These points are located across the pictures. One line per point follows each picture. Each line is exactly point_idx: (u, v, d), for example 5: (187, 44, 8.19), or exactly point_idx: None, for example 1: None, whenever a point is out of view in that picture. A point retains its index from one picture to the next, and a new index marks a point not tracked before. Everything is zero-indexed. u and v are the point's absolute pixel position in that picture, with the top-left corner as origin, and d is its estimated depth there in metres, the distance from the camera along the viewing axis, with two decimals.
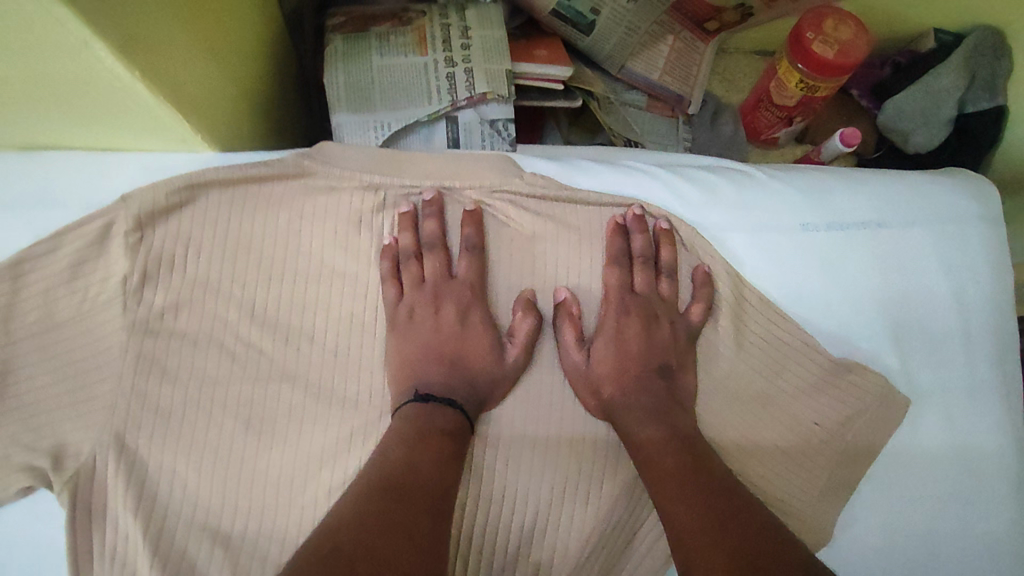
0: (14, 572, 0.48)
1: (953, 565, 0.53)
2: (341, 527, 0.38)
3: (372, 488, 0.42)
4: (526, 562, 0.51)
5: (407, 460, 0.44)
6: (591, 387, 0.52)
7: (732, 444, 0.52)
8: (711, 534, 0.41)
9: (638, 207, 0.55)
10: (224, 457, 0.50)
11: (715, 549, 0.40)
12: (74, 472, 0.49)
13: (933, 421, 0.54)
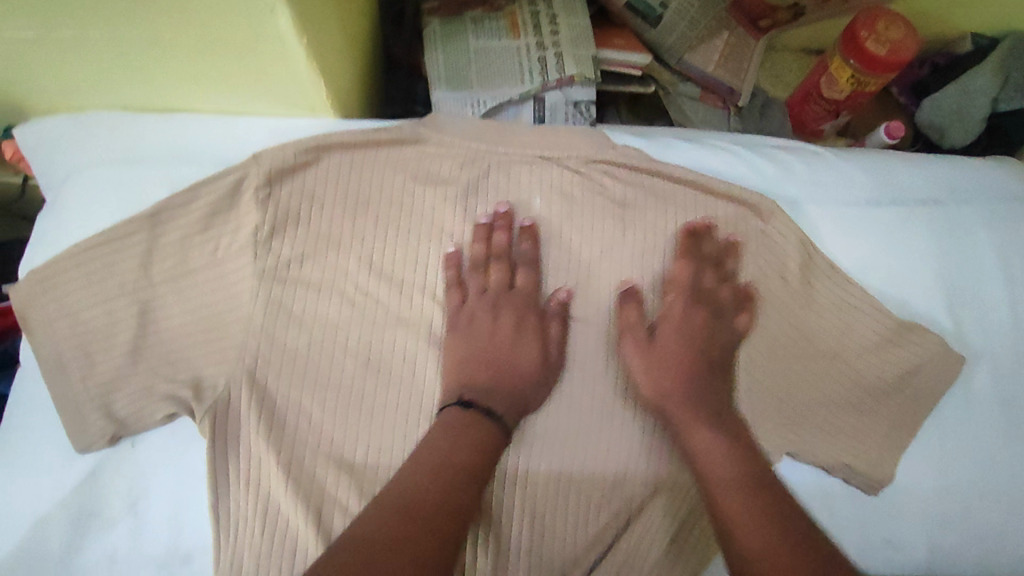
0: (156, 490, 0.53)
1: (1002, 501, 0.59)
2: (359, 532, 0.42)
3: (395, 496, 0.45)
4: (614, 494, 0.57)
5: (455, 462, 0.48)
6: (648, 385, 0.55)
7: (800, 392, 0.59)
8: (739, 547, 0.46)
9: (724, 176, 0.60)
10: (348, 392, 0.56)
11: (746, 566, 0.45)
12: (212, 402, 0.54)
13: (983, 375, 0.61)
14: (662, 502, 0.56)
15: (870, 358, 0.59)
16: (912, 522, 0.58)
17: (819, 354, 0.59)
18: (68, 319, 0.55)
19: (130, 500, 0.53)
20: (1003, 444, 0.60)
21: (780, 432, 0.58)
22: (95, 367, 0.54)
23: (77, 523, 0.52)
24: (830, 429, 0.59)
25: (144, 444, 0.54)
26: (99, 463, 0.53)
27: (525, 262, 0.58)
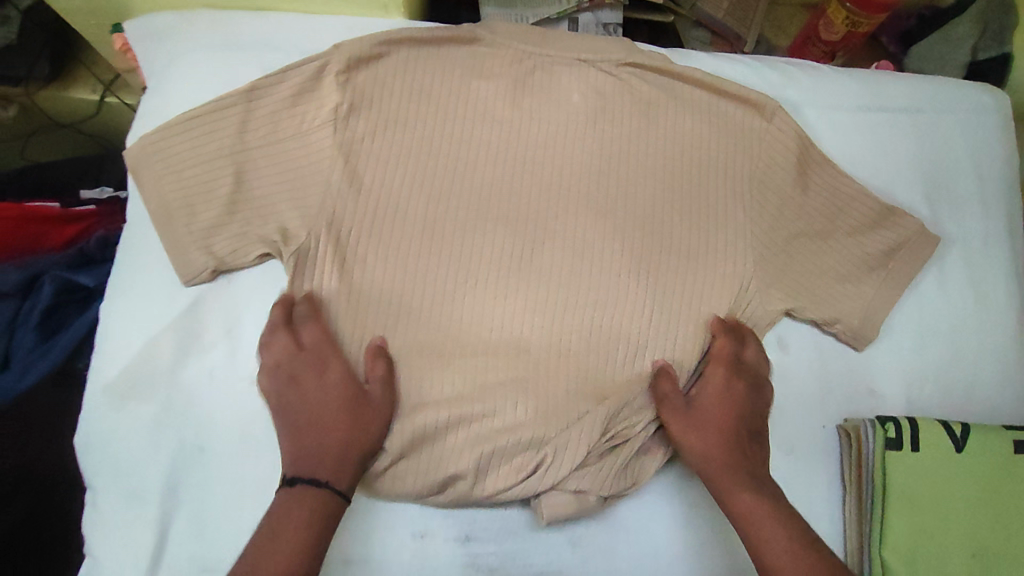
0: (248, 319, 0.64)
1: (970, 363, 0.69)
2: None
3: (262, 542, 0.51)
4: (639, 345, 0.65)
5: (287, 531, 0.51)
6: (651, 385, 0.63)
7: (800, 264, 0.68)
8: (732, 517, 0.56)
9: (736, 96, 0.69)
10: (409, 248, 0.64)
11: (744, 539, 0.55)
12: (295, 248, 0.63)
13: (955, 257, 0.71)
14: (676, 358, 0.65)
15: (858, 236, 0.69)
16: (892, 373, 0.69)
17: (815, 233, 0.69)
18: (174, 176, 0.64)
19: (226, 326, 0.63)
20: (970, 315, 0.70)
21: (780, 294, 0.67)
22: (196, 216, 0.63)
23: (181, 342, 0.62)
24: (825, 298, 0.67)
25: (238, 281, 0.64)
26: (200, 293, 0.63)
27: (474, 230, 0.65)
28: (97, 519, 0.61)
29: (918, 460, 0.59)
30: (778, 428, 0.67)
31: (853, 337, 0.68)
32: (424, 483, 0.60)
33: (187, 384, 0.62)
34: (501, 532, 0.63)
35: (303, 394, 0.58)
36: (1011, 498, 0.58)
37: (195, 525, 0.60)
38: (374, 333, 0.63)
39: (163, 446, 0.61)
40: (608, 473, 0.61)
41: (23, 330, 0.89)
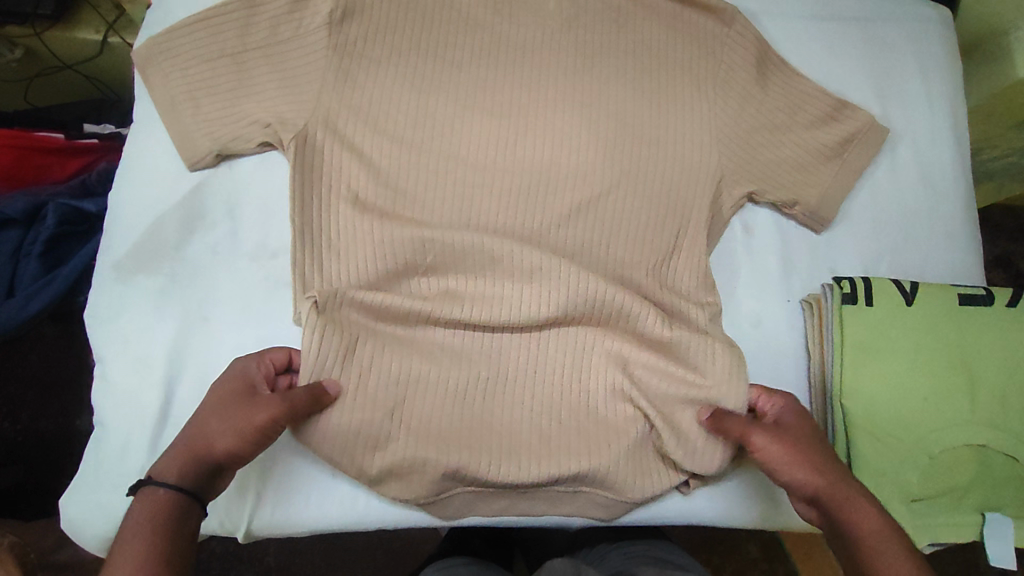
0: (254, 202, 0.68)
1: (921, 241, 0.76)
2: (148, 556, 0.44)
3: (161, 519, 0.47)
4: (614, 231, 0.70)
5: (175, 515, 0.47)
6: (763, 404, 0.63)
7: (766, 156, 0.73)
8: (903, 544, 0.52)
9: (697, 9, 0.77)
10: (402, 140, 0.70)
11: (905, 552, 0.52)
12: (292, 136, 0.67)
13: (905, 148, 0.78)
14: (647, 243, 0.71)
15: (813, 130, 0.75)
16: (850, 250, 0.75)
17: (775, 126, 0.74)
18: (180, 73, 0.68)
19: (229, 208, 0.68)
20: (920, 199, 0.77)
21: (745, 180, 0.73)
22: (201, 109, 0.68)
23: (187, 222, 0.67)
24: (785, 184, 0.73)
25: (239, 168, 0.69)
26: (205, 178, 0.68)
27: (459, 125, 0.71)
28: (104, 387, 0.62)
29: (873, 314, 0.64)
30: (747, 303, 0.72)
31: (812, 219, 0.74)
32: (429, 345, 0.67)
33: (191, 261, 0.66)
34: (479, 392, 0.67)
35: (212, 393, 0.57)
36: (953, 344, 0.64)
37: (197, 391, 0.62)
38: (370, 216, 0.67)
39: (167, 317, 0.64)
40: (593, 338, 0.69)
41: (27, 260, 0.93)
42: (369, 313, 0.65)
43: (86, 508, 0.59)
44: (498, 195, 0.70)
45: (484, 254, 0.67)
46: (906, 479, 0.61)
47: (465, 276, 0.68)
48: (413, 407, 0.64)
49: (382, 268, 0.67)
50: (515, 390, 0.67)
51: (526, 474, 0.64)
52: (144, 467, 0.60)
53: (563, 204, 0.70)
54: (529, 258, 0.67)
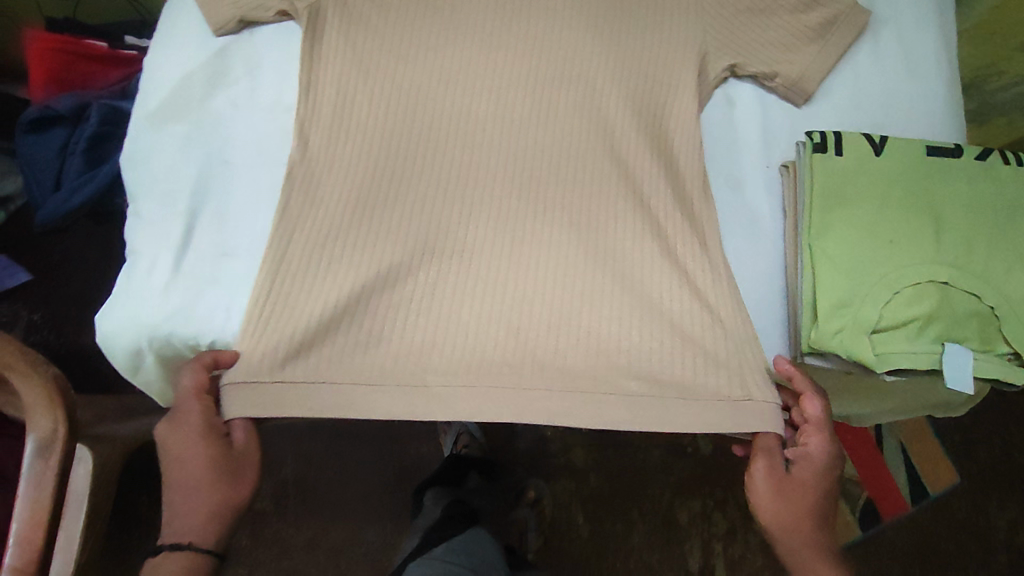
0: (271, 65, 0.74)
1: (899, 116, 0.79)
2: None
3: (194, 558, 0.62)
4: (603, 98, 0.73)
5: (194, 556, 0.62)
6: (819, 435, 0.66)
7: (752, 32, 0.76)
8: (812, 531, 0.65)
9: None
10: (403, 12, 0.74)
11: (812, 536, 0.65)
12: (306, 6, 0.73)
13: (888, 32, 0.82)
14: (635, 108, 0.73)
15: (797, 13, 0.77)
16: (830, 124, 0.78)
17: (759, 10, 0.77)
18: None
19: (249, 67, 0.74)
20: (902, 78, 0.80)
21: (730, 54, 0.76)
22: None
23: (210, 78, 0.73)
24: (768, 58, 0.77)
25: (259, 35, 0.75)
26: (228, 42, 0.74)
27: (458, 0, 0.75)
28: (138, 220, 0.70)
29: (842, 163, 0.68)
30: (727, 168, 0.76)
31: (792, 90, 0.77)
32: (407, 196, 0.70)
33: (215, 112, 0.72)
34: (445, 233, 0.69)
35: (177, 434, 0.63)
36: (918, 189, 0.67)
37: (217, 221, 0.69)
38: (369, 80, 0.72)
39: (190, 158, 0.70)
40: (580, 189, 0.71)
41: (72, 156, 1.03)
42: (345, 165, 0.70)
43: (119, 320, 0.67)
44: (492, 73, 0.74)
45: (413, 191, 0.70)
46: (866, 312, 0.64)
47: (396, 204, 0.70)
48: (373, 232, 0.68)
49: (314, 202, 0.69)
50: (435, 333, 0.66)
51: (488, 317, 0.65)
52: (169, 285, 0.67)
53: (554, 84, 0.74)
54: (461, 190, 0.71)
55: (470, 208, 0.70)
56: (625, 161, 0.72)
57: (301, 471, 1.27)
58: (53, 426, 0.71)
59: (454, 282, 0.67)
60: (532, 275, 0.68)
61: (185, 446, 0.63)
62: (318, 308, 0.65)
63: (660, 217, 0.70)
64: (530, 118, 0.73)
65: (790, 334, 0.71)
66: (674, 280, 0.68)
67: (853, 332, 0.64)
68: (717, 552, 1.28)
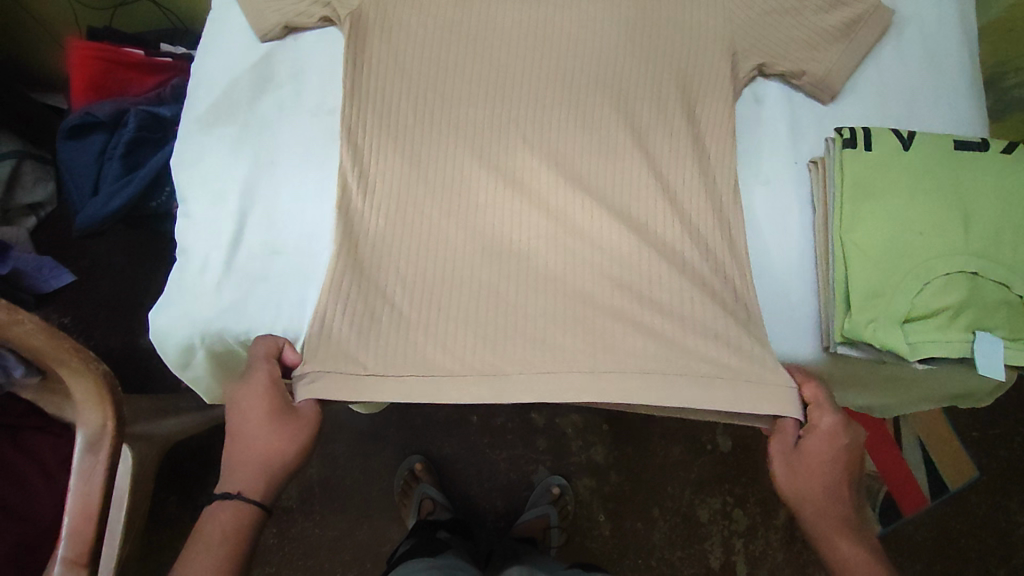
0: (314, 69, 0.77)
1: (922, 113, 0.81)
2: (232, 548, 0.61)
3: (239, 516, 0.62)
4: (635, 103, 0.76)
5: (236, 516, 0.62)
6: (819, 415, 0.66)
7: (782, 30, 0.78)
8: (828, 508, 0.65)
9: None
10: (441, 20, 0.77)
11: (826, 514, 0.65)
12: (348, 13, 0.75)
13: (912, 31, 0.83)
14: (669, 111, 0.76)
15: (821, 13, 0.79)
16: (855, 121, 0.80)
17: (786, 9, 0.78)
18: None
19: (294, 73, 0.77)
20: (925, 76, 0.82)
21: (757, 54, 0.79)
22: None
23: (257, 82, 0.76)
24: (795, 56, 0.78)
25: (303, 40, 0.78)
26: (273, 49, 0.77)
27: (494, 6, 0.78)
28: (189, 220, 0.72)
29: (872, 157, 0.70)
30: (755, 164, 0.78)
31: (819, 87, 0.79)
32: (454, 203, 0.73)
33: (261, 115, 0.75)
34: (499, 240, 0.72)
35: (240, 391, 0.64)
36: (947, 181, 0.68)
37: (265, 220, 0.71)
38: (410, 87, 0.75)
39: (239, 159, 0.73)
40: (618, 194, 0.74)
41: (111, 161, 1.06)
42: (400, 174, 0.73)
43: (172, 315, 0.69)
44: (523, 78, 0.76)
45: (468, 196, 0.73)
46: (898, 302, 0.65)
47: (451, 208, 0.72)
48: (429, 239, 0.71)
49: (378, 211, 0.72)
50: (502, 329, 0.69)
51: (547, 322, 0.69)
52: (221, 281, 0.69)
53: (586, 87, 0.76)
54: (507, 194, 0.73)
55: (521, 213, 0.73)
56: (656, 162, 0.75)
57: (327, 472, 1.28)
58: (101, 422, 0.72)
59: (510, 285, 0.70)
60: (587, 276, 0.71)
61: (247, 403, 0.64)
62: (395, 311, 0.70)
63: (689, 217, 0.73)
64: (564, 121, 0.76)
65: (821, 326, 0.73)
66: (708, 271, 0.71)
67: (885, 321, 0.65)
68: (738, 548, 1.30)
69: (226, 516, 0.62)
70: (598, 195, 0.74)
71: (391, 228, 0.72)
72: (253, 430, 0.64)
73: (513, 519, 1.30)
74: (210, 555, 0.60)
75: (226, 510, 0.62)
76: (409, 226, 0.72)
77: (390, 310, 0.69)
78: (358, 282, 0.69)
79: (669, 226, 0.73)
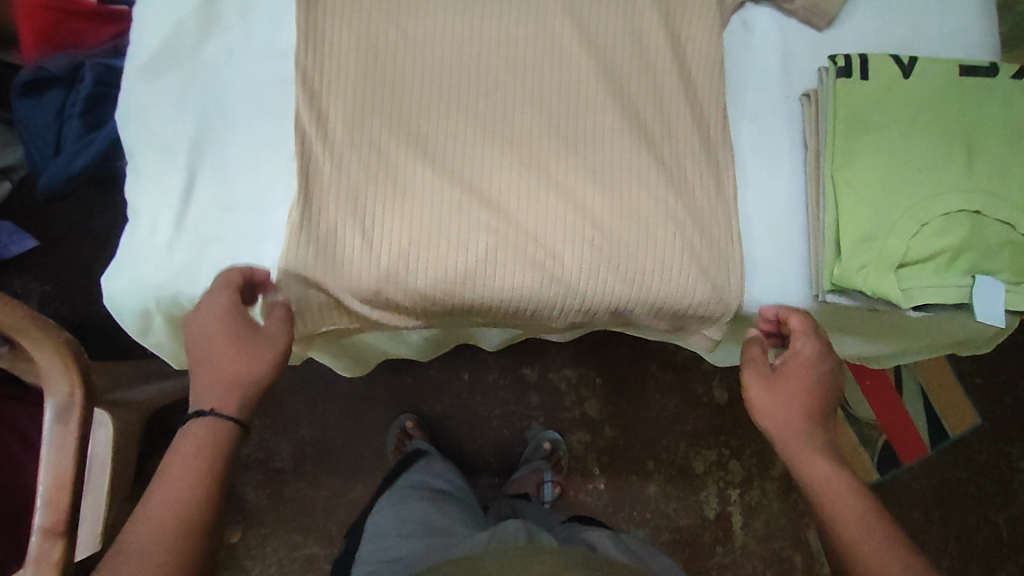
0: (264, 8, 0.71)
1: (929, 39, 0.74)
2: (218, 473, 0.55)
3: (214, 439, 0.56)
4: (609, 40, 0.71)
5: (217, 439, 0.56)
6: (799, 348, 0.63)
7: None
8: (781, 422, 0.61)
9: None
10: None
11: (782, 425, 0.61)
12: None
13: None
14: (645, 46, 0.70)
15: None
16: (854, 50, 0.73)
17: None
18: None
19: (241, 13, 0.70)
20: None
21: None
22: None
23: (203, 24, 0.69)
24: None
25: None
26: None
27: None
28: (138, 176, 0.67)
29: (866, 88, 0.64)
30: (744, 100, 0.72)
31: (814, 13, 0.72)
32: (416, 155, 0.67)
33: (209, 62, 0.69)
34: (466, 194, 0.67)
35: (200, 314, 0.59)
36: (950, 113, 0.63)
37: (217, 175, 0.66)
38: (365, 26, 0.69)
39: (187, 108, 0.68)
40: (594, 139, 0.69)
41: (70, 119, 1.01)
42: (356, 123, 0.68)
43: (126, 280, 0.65)
44: (490, 13, 0.70)
45: (432, 145, 0.68)
46: (896, 245, 0.60)
47: (415, 154, 0.67)
48: (388, 193, 0.66)
49: (336, 162, 0.66)
50: (472, 288, 0.66)
51: (516, 286, 0.66)
52: (172, 242, 0.65)
53: (558, 20, 0.70)
54: (475, 143, 0.68)
55: (490, 164, 0.68)
56: (633, 102, 0.70)
57: (317, 432, 1.28)
58: (69, 392, 0.66)
59: (479, 240, 0.66)
60: (561, 225, 0.67)
61: (210, 325, 0.58)
62: (357, 265, 0.65)
63: (670, 162, 0.68)
64: (534, 59, 0.70)
65: (812, 271, 0.68)
66: (691, 220, 0.67)
67: (880, 267, 0.60)
68: (733, 499, 1.29)
69: (205, 445, 0.55)
70: (574, 134, 0.69)
71: (351, 180, 0.66)
72: (228, 356, 0.58)
73: (507, 476, 1.29)
74: (191, 488, 0.53)
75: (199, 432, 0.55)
76: (368, 177, 0.67)
77: (351, 274, 0.65)
78: (317, 240, 0.65)
79: (651, 174, 0.68)
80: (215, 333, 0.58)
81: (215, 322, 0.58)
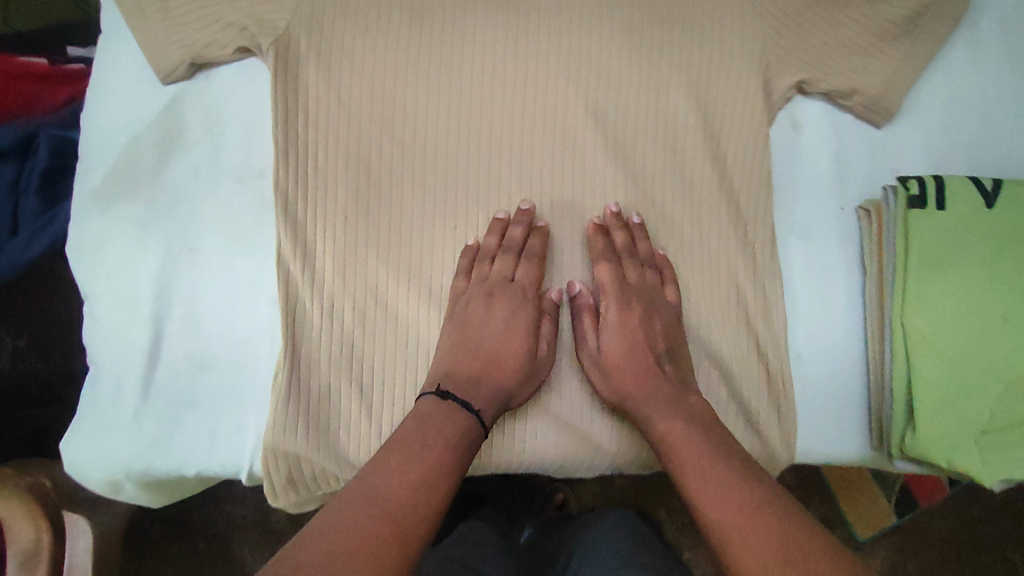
0: (235, 117, 0.61)
1: (1003, 133, 0.65)
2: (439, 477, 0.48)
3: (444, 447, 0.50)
4: (640, 142, 0.61)
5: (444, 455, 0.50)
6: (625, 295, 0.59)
7: (823, 39, 0.61)
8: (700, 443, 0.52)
9: None
10: (395, 42, 0.60)
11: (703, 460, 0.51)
12: (273, 42, 0.58)
13: (992, 24, 0.66)
14: (681, 151, 0.61)
15: (875, 12, 0.62)
16: (916, 149, 0.64)
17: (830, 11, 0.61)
18: None
19: (209, 124, 0.60)
20: (1004, 84, 0.65)
21: (793, 68, 0.62)
22: (171, 11, 0.59)
23: (163, 141, 0.60)
24: (843, 70, 0.62)
25: (217, 78, 0.61)
26: (181, 91, 0.60)
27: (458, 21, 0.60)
28: (96, 325, 0.59)
29: (947, 223, 0.56)
30: (793, 213, 0.63)
31: (873, 108, 0.63)
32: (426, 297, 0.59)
33: (172, 186, 0.59)
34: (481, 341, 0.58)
35: (470, 308, 0.58)
36: None
37: (188, 325, 0.58)
38: (358, 138, 0.59)
39: (150, 246, 0.58)
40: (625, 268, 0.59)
41: (26, 195, 0.83)
42: (353, 255, 0.58)
43: (88, 452, 0.57)
44: (504, 118, 0.60)
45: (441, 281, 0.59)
46: (978, 413, 0.55)
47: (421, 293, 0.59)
48: (395, 341, 0.58)
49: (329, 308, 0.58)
50: (496, 450, 0.58)
51: (542, 446, 0.58)
52: (141, 408, 0.57)
53: (581, 125, 0.61)
54: (489, 274, 0.59)
55: (508, 302, 0.59)
56: (669, 220, 0.61)
57: None
58: (36, 537, 0.65)
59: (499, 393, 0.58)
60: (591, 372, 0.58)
61: (497, 327, 0.58)
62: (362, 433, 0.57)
63: (701, 296, 0.60)
64: (556, 172, 0.61)
65: (870, 417, 0.60)
66: (732, 364, 0.59)
67: (962, 438, 0.55)
68: None
69: (450, 454, 0.50)
70: (598, 263, 0.59)
71: (350, 326, 0.58)
72: (474, 360, 0.57)
73: None
74: (403, 482, 0.47)
75: (437, 414, 0.52)
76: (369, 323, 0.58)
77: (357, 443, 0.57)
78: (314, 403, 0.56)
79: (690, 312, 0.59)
80: (487, 319, 0.58)
81: (499, 327, 0.58)
